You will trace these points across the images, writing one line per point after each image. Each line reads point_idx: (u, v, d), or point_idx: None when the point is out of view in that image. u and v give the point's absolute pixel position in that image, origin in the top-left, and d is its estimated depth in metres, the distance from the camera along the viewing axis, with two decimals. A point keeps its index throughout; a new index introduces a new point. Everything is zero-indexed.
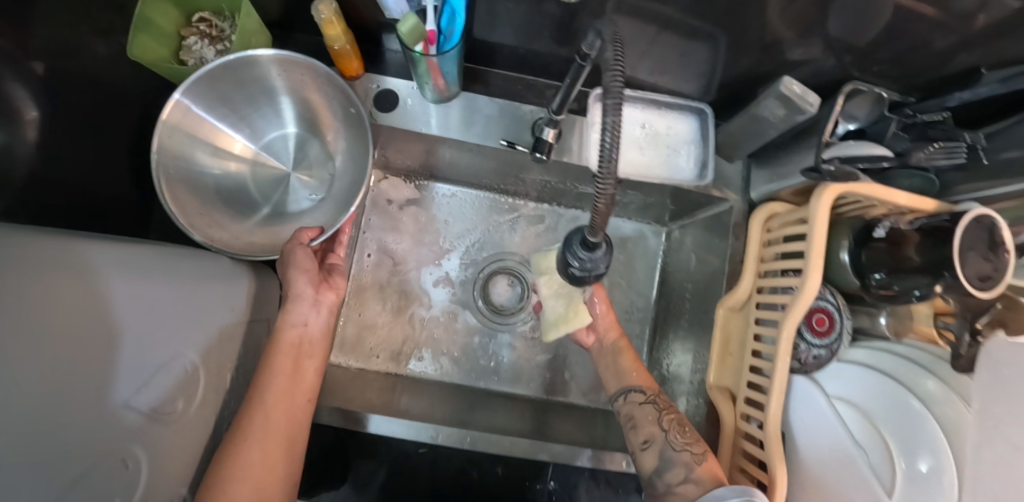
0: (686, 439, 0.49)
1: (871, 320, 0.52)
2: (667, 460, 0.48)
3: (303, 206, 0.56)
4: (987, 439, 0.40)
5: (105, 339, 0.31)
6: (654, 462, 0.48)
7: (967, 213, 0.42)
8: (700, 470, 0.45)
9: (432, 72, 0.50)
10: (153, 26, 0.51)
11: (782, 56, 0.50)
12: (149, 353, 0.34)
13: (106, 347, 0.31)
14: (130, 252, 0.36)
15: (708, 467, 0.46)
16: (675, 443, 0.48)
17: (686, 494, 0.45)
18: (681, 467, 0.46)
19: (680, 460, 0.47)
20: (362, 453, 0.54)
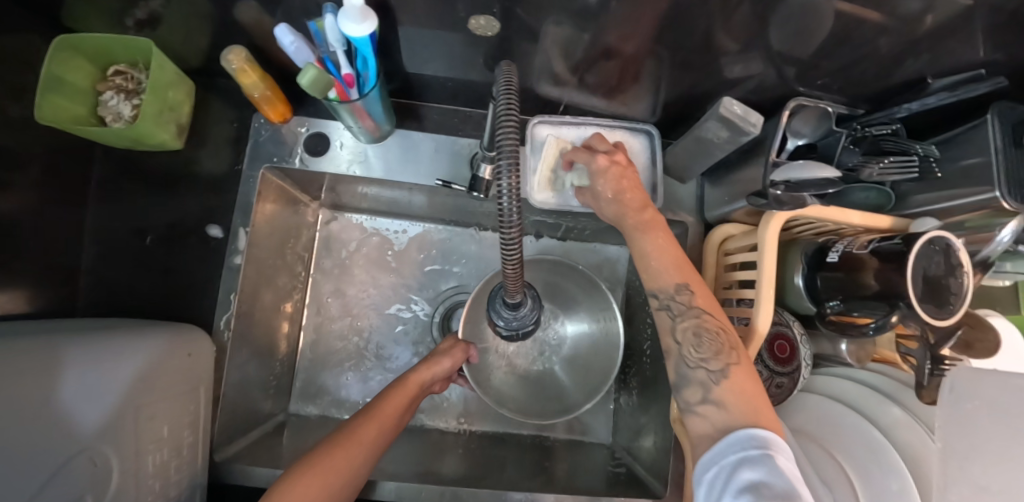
0: (704, 354, 0.39)
1: (833, 347, 0.49)
2: (685, 377, 0.39)
3: (235, 261, 0.53)
4: (956, 483, 0.38)
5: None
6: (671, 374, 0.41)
7: (920, 236, 0.39)
8: (720, 388, 0.37)
9: (357, 115, 0.48)
10: (63, 84, 0.48)
11: (721, 74, 0.48)
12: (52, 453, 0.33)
13: None
14: (32, 348, 0.35)
15: (733, 392, 0.37)
16: (689, 358, 0.39)
17: (707, 415, 0.37)
18: (698, 386, 0.38)
19: (695, 378, 0.39)
20: None
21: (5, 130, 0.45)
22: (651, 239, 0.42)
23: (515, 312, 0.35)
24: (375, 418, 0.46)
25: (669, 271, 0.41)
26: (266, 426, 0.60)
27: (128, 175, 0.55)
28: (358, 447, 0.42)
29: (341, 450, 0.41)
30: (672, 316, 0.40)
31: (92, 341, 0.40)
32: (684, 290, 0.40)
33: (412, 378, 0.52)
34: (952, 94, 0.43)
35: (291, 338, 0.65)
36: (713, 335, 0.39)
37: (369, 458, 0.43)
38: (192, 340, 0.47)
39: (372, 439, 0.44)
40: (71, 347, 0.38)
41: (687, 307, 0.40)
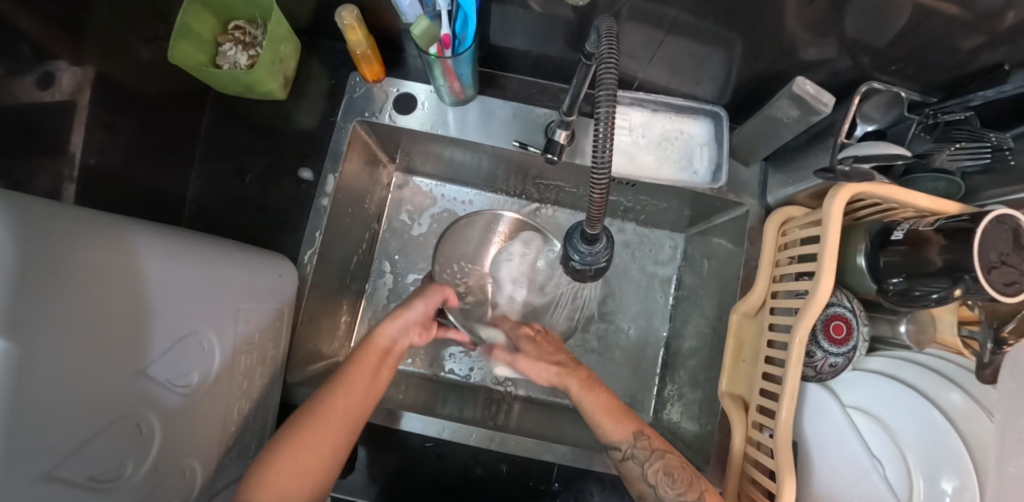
0: (679, 488, 0.44)
1: (892, 329, 0.48)
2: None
3: (320, 203, 0.58)
4: (1015, 455, 0.41)
5: (110, 326, 0.31)
6: None
7: (990, 214, 0.40)
8: None
9: (447, 75, 0.52)
10: (192, 33, 0.55)
11: (796, 59, 0.49)
12: (162, 337, 0.36)
13: (106, 341, 0.31)
14: (143, 232, 0.36)
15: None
16: (666, 495, 0.44)
17: None
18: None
19: None
20: (384, 442, 0.54)
21: (138, 68, 0.52)
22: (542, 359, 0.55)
23: (590, 247, 0.38)
24: (349, 390, 0.45)
25: (619, 424, 0.48)
26: (330, 363, 0.64)
27: (233, 121, 0.61)
28: (333, 422, 0.43)
29: (326, 412, 0.43)
30: (641, 462, 0.46)
31: (167, 231, 0.39)
32: (642, 435, 0.47)
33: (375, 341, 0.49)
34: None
35: (358, 287, 0.70)
36: (681, 471, 0.45)
37: (346, 429, 0.44)
38: (277, 263, 0.52)
39: (345, 412, 0.44)
40: (143, 233, 0.35)
41: (649, 451, 0.46)
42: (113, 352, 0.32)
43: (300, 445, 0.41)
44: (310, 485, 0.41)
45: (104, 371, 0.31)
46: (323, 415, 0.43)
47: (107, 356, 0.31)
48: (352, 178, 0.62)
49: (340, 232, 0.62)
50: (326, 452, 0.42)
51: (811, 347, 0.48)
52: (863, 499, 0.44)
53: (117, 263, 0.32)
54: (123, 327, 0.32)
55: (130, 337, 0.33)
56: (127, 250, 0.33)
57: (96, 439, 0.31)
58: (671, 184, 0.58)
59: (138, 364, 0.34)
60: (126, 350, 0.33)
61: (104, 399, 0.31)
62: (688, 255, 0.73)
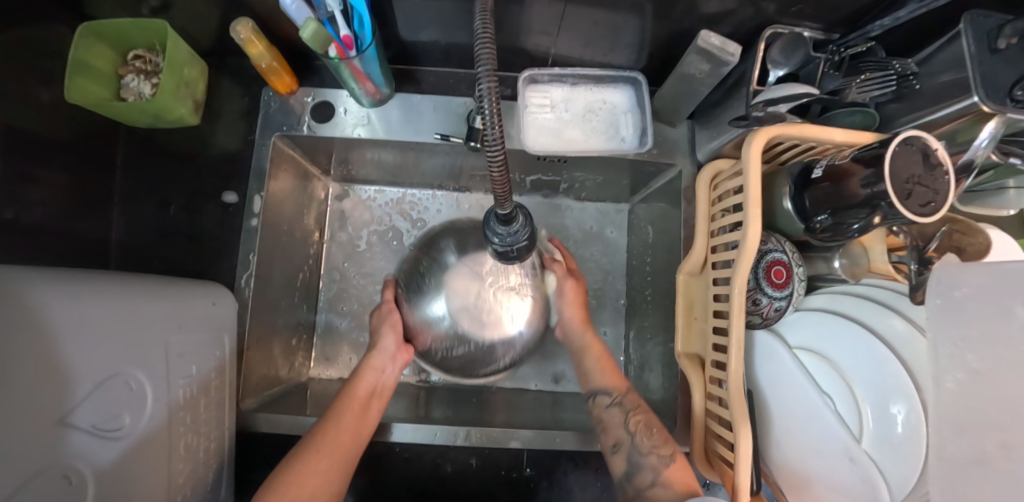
0: (654, 442, 0.48)
1: (828, 265, 0.49)
2: (637, 464, 0.47)
3: (250, 225, 0.56)
4: (949, 370, 0.40)
5: (19, 376, 0.29)
6: (623, 466, 0.48)
7: (897, 136, 0.40)
8: (672, 473, 0.46)
9: (357, 76, 0.51)
10: (89, 69, 0.52)
11: (699, 14, 0.49)
12: (84, 384, 0.34)
13: (16, 392, 0.29)
14: (47, 277, 0.34)
15: (677, 472, 0.46)
16: (641, 446, 0.48)
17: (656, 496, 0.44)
18: (649, 470, 0.46)
19: (648, 464, 0.47)
20: None
21: (41, 112, 0.49)
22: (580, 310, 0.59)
23: (508, 228, 0.38)
24: (352, 414, 0.50)
25: (612, 377, 0.54)
26: (289, 385, 0.63)
27: (148, 153, 0.59)
28: (337, 437, 0.47)
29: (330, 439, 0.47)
30: (624, 412, 0.51)
31: (75, 274, 0.37)
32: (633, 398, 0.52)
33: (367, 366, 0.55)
34: (919, 6, 0.44)
35: (309, 304, 0.69)
36: (659, 426, 0.49)
37: (348, 452, 0.47)
38: (208, 291, 0.50)
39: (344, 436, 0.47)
40: (46, 279, 0.33)
41: (631, 406, 0.51)
42: (27, 403, 0.30)
43: (313, 459, 0.45)
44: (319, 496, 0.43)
45: (20, 423, 0.29)
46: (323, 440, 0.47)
47: (20, 408, 0.29)
48: (283, 195, 0.61)
49: (279, 252, 0.61)
50: (334, 469, 0.45)
51: (756, 295, 0.49)
52: (816, 437, 0.43)
53: (15, 313, 0.30)
54: (32, 378, 0.30)
55: (43, 386, 0.31)
56: (33, 298, 0.32)
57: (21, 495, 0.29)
58: (602, 155, 0.58)
59: (57, 414, 0.32)
60: (41, 401, 0.31)
61: (23, 453, 0.29)
62: (634, 224, 0.73)
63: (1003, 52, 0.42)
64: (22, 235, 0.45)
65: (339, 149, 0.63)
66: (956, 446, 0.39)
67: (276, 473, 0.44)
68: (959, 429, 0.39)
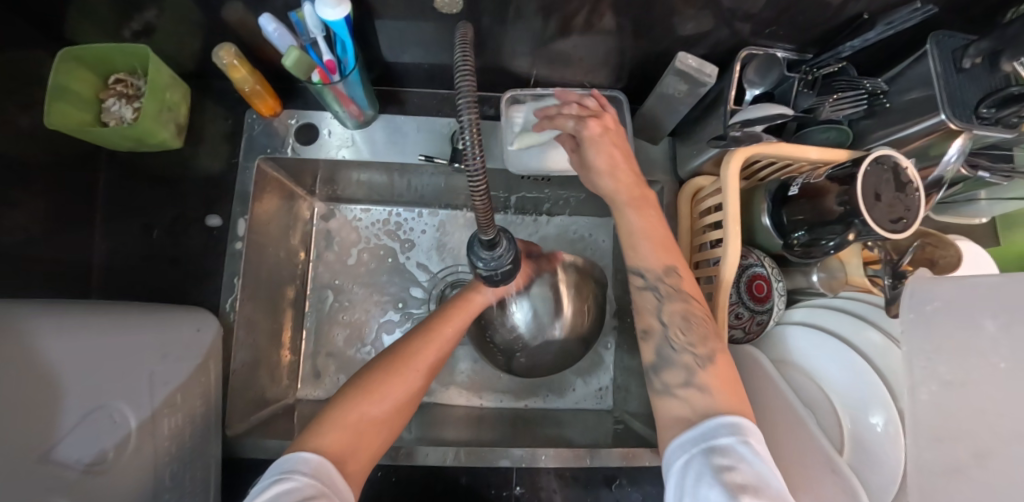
0: (688, 338, 0.42)
1: (807, 279, 0.50)
2: (667, 358, 0.42)
3: (235, 247, 0.56)
4: (923, 382, 0.40)
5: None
6: (652, 355, 0.43)
7: (868, 156, 0.41)
8: (703, 375, 0.40)
9: (341, 99, 0.52)
10: (70, 93, 0.52)
11: (676, 37, 0.50)
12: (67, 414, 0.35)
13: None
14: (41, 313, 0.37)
15: (714, 371, 0.40)
16: (676, 342, 0.42)
17: (689, 400, 0.39)
18: (682, 368, 0.41)
19: (680, 361, 0.41)
20: None
21: (18, 137, 0.48)
22: (643, 214, 0.46)
23: (492, 252, 0.38)
24: (426, 346, 0.47)
25: (658, 254, 0.45)
26: (275, 408, 0.62)
27: (130, 176, 0.58)
28: (410, 369, 0.44)
29: (392, 373, 0.44)
30: (657, 294, 0.44)
31: (67, 312, 0.39)
32: (672, 272, 0.44)
33: (475, 299, 0.51)
34: (888, 27, 0.45)
35: (296, 324, 0.68)
36: (700, 321, 0.43)
37: (406, 389, 0.44)
38: (193, 316, 0.49)
39: (411, 369, 0.45)
40: (23, 319, 0.35)
41: (673, 290, 0.44)
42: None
43: (381, 386, 0.43)
44: (378, 432, 0.41)
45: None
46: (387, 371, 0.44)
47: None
48: (268, 217, 0.61)
49: (264, 273, 0.61)
50: (402, 400, 0.43)
51: (738, 309, 0.50)
52: (799, 448, 0.43)
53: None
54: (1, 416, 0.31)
55: (24, 418, 0.33)
56: (18, 337, 0.35)
57: None
58: None
59: (41, 445, 0.33)
60: (18, 437, 0.32)
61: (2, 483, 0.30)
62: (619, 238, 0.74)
63: (967, 71, 0.44)
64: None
65: (325, 169, 0.63)
66: (932, 455, 0.40)
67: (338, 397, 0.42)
68: (935, 439, 0.39)
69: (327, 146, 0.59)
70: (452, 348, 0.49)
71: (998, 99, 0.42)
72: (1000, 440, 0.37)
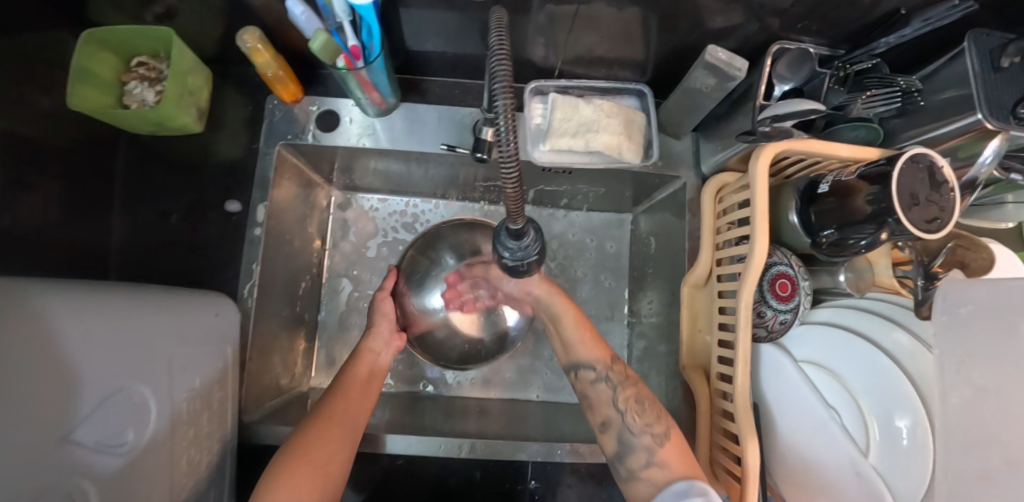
0: (647, 421, 0.47)
1: (832, 279, 0.49)
2: (628, 443, 0.47)
3: (254, 234, 0.56)
4: (954, 387, 0.40)
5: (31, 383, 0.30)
6: (614, 445, 0.48)
7: (904, 154, 0.40)
8: (664, 452, 0.45)
9: (363, 86, 0.51)
10: (91, 76, 0.51)
11: (706, 30, 0.49)
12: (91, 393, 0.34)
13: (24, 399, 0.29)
14: (71, 288, 0.35)
15: (670, 449, 0.45)
16: (633, 425, 0.47)
17: (652, 478, 0.44)
18: (643, 450, 0.45)
19: (641, 443, 0.46)
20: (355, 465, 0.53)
21: (38, 119, 0.48)
22: (575, 325, 0.54)
23: (520, 243, 0.37)
24: (343, 398, 0.49)
25: (596, 349, 0.52)
26: (290, 396, 0.62)
27: (150, 160, 0.58)
28: (340, 422, 0.47)
29: (325, 425, 0.46)
30: (611, 387, 0.50)
31: (95, 291, 0.38)
32: (616, 360, 0.52)
33: (366, 347, 0.55)
34: (925, 24, 0.44)
35: (311, 312, 0.68)
36: (650, 402, 0.48)
37: (346, 440, 0.46)
38: (211, 301, 0.49)
39: (345, 418, 0.47)
40: (55, 295, 0.33)
41: (621, 378, 0.50)
42: (23, 419, 0.29)
43: (317, 442, 0.44)
44: (323, 485, 0.42)
45: (23, 430, 0.29)
46: (327, 420, 0.46)
47: (14, 423, 0.28)
48: (285, 204, 0.60)
49: (281, 261, 0.60)
50: (340, 454, 0.45)
51: (760, 308, 0.49)
52: (823, 451, 0.43)
53: (17, 327, 0.30)
54: (29, 394, 0.29)
55: (53, 395, 0.31)
56: (47, 305, 0.33)
57: None
58: (608, 166, 0.59)
59: (61, 424, 0.32)
60: (38, 417, 0.30)
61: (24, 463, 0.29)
62: (637, 234, 0.73)
63: (1005, 70, 0.43)
64: (17, 245, 0.44)
65: (343, 158, 0.62)
66: (962, 462, 0.39)
67: (270, 475, 0.42)
68: (966, 445, 0.39)
69: (346, 133, 0.58)
70: (372, 394, 0.52)
71: None
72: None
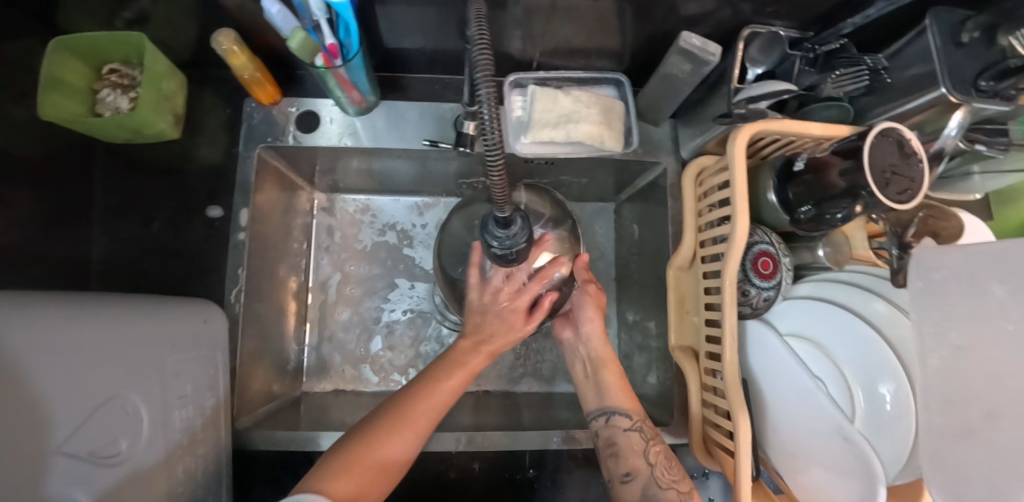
0: (674, 476, 0.45)
1: (812, 254, 0.51)
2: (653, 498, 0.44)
3: (238, 238, 0.55)
4: (932, 347, 0.40)
5: (28, 391, 0.28)
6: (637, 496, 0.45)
7: (876, 128, 0.41)
8: None
9: (342, 85, 0.51)
10: (62, 84, 0.50)
11: (680, 18, 0.50)
12: (86, 402, 0.33)
13: (23, 406, 0.28)
14: (58, 298, 0.34)
15: None
16: (660, 479, 0.45)
17: None
18: None
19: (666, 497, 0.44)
20: None
21: (10, 131, 0.46)
22: (611, 371, 0.52)
23: (509, 231, 0.38)
24: (440, 386, 0.45)
25: (631, 399, 0.50)
26: (282, 401, 0.62)
27: (126, 168, 0.57)
28: (415, 423, 0.43)
29: (407, 419, 0.43)
30: (644, 439, 0.48)
31: (72, 300, 0.36)
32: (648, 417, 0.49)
33: (487, 336, 0.48)
34: (888, 3, 0.47)
35: (299, 315, 0.68)
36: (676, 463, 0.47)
37: (428, 429, 0.44)
38: (200, 307, 0.48)
39: (433, 409, 0.44)
40: (36, 305, 0.32)
41: (652, 434, 0.48)
42: (13, 435, 0.27)
43: (381, 441, 0.41)
44: (381, 479, 0.40)
45: (20, 442, 0.27)
46: (410, 411, 0.43)
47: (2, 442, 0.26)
48: (268, 208, 0.60)
49: (267, 265, 0.60)
50: (398, 458, 0.41)
51: (745, 287, 0.50)
52: (812, 420, 0.44)
53: (17, 337, 0.28)
54: (20, 410, 0.28)
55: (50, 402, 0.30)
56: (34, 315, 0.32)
57: None
58: (590, 155, 0.59)
59: (58, 435, 0.30)
60: (36, 429, 0.29)
61: (24, 479, 0.27)
62: (621, 223, 0.75)
63: (965, 46, 0.44)
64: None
65: (324, 158, 0.62)
66: (941, 421, 0.39)
67: (326, 463, 0.39)
68: (946, 404, 0.39)
69: (327, 133, 0.58)
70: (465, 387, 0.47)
71: (998, 72, 0.43)
72: (1008, 399, 0.35)
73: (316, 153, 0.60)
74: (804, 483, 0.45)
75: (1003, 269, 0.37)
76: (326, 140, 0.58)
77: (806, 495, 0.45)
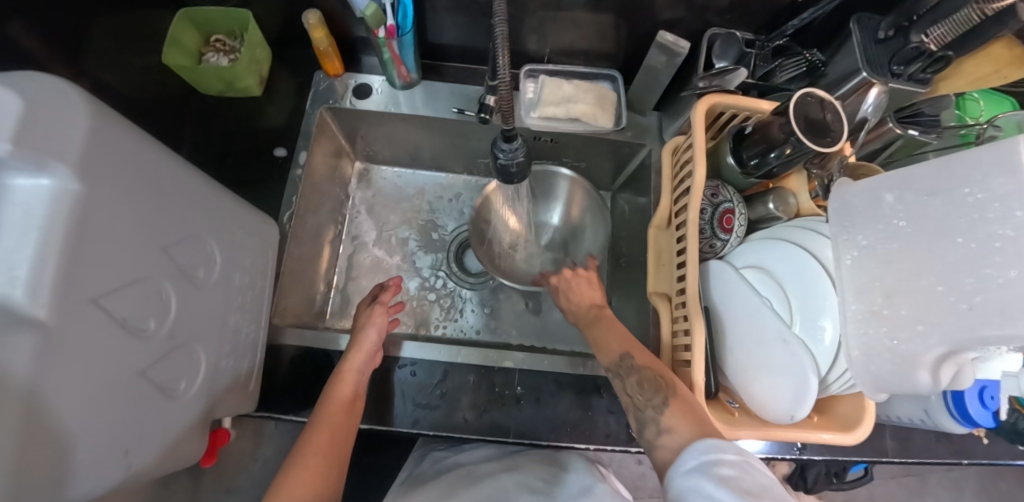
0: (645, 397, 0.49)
1: (766, 208, 0.59)
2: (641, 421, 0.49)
3: (295, 174, 0.68)
4: (845, 250, 0.46)
5: (157, 197, 0.39)
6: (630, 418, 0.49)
7: (800, 92, 0.52)
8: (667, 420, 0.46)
9: (394, 62, 0.66)
10: (179, 43, 0.65)
11: (660, 24, 0.65)
12: (185, 229, 0.43)
13: (153, 204, 0.38)
14: None
15: (673, 415, 0.46)
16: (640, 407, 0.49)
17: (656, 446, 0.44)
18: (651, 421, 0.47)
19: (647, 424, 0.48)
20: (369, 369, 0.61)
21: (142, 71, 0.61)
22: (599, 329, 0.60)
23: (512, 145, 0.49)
24: (327, 423, 0.51)
25: (615, 341, 0.56)
26: (308, 323, 0.71)
27: (213, 117, 0.71)
28: (320, 458, 0.47)
29: (308, 457, 0.47)
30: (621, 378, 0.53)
31: None
32: (627, 356, 0.54)
33: (346, 370, 0.56)
34: (818, 8, 0.59)
35: (331, 258, 0.79)
36: (652, 382, 0.50)
37: (335, 461, 0.48)
38: (260, 213, 0.59)
39: (332, 443, 0.49)
40: None
41: (629, 368, 0.52)
42: (142, 221, 0.37)
43: (296, 481, 0.45)
44: None
45: (145, 227, 0.38)
46: (311, 453, 0.48)
47: (137, 221, 0.37)
48: (320, 159, 0.73)
49: (313, 204, 0.72)
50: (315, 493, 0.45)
51: (711, 241, 0.61)
52: (757, 331, 0.51)
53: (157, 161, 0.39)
54: (150, 208, 0.38)
55: (167, 215, 0.40)
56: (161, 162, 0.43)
57: (130, 287, 0.36)
58: (586, 132, 0.72)
59: (166, 240, 0.40)
60: (156, 226, 0.39)
61: (142, 253, 0.37)
62: (615, 206, 0.86)
63: (886, 43, 0.56)
64: None
65: (370, 125, 0.76)
66: (858, 306, 0.45)
67: None
68: (859, 292, 0.45)
69: (375, 101, 0.73)
70: (352, 417, 0.53)
71: (906, 57, 0.53)
72: (900, 279, 0.42)
73: (364, 117, 0.74)
74: (756, 395, 0.51)
75: (890, 180, 0.43)
76: (374, 107, 0.72)
77: (758, 402, 0.51)
